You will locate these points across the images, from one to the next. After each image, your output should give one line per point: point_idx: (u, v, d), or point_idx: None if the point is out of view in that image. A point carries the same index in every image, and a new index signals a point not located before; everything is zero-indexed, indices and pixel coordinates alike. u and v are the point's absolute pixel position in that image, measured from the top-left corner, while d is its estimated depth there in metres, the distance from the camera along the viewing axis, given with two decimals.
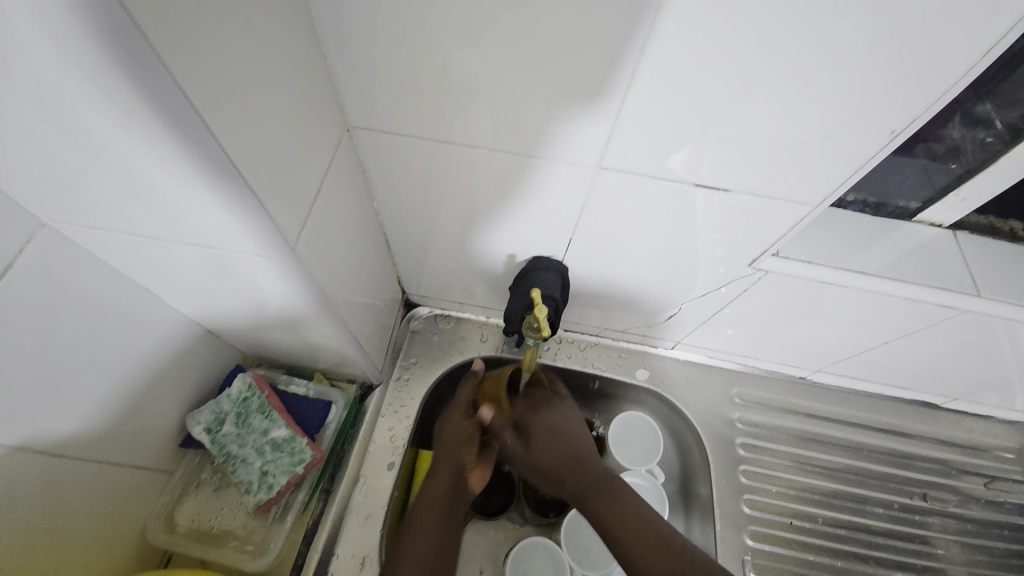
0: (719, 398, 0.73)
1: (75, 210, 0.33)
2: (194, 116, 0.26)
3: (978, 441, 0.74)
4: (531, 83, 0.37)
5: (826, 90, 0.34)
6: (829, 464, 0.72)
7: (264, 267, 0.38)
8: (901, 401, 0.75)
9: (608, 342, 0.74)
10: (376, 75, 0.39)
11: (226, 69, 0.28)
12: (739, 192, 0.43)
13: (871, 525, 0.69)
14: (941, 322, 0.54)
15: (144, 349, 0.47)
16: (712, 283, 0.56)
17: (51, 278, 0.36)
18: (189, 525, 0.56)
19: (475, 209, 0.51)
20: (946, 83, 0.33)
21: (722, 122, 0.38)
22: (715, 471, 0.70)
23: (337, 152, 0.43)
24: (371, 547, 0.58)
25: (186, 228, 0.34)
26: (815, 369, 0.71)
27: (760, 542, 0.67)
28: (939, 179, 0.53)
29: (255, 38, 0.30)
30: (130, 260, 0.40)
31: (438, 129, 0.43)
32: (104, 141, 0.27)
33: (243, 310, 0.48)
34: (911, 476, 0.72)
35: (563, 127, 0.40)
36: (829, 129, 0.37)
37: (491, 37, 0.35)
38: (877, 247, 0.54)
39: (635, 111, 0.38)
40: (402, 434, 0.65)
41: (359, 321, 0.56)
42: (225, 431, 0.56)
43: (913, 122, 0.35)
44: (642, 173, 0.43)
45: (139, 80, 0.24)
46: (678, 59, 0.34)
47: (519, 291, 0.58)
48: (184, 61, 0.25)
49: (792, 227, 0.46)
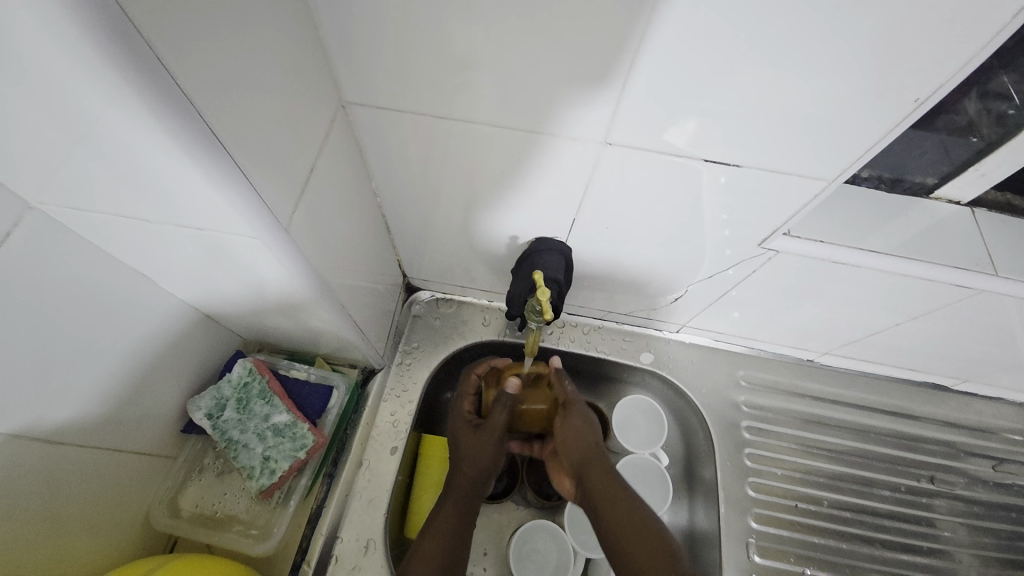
0: (725, 381, 0.73)
1: (61, 191, 0.32)
2: (175, 88, 0.25)
3: (986, 424, 0.73)
4: (532, 55, 0.35)
5: (846, 59, 0.32)
6: (835, 446, 0.72)
7: (259, 251, 0.37)
8: (909, 383, 0.74)
9: (613, 326, 0.73)
10: (370, 47, 0.37)
11: (209, 36, 0.26)
12: (750, 168, 0.42)
13: (876, 508, 0.69)
14: (955, 303, 0.53)
15: (141, 335, 0.46)
16: (719, 265, 0.55)
17: (41, 263, 0.36)
18: (192, 510, 0.56)
19: (476, 189, 0.50)
20: (976, 48, 0.31)
21: (734, 94, 0.36)
22: (720, 454, 0.69)
23: (332, 130, 0.42)
24: (375, 531, 0.58)
25: (176, 210, 0.33)
26: (823, 351, 0.70)
27: (765, 525, 0.66)
28: (958, 153, 0.51)
29: (243, 7, 0.28)
30: (123, 244, 0.39)
31: (437, 104, 0.41)
32: (82, 117, 0.25)
33: (241, 295, 0.47)
34: (918, 459, 0.72)
35: (567, 102, 0.38)
36: (848, 101, 0.35)
37: (492, 4, 0.33)
38: (891, 225, 0.52)
39: (644, 84, 0.36)
40: (404, 419, 0.65)
41: (359, 305, 0.56)
42: (226, 416, 0.56)
43: (938, 90, 0.33)
44: (647, 150, 0.42)
45: (122, 55, 0.22)
46: (690, 28, 0.32)
47: (521, 274, 0.57)
48: (160, 25, 0.23)
49: (804, 205, 0.44)
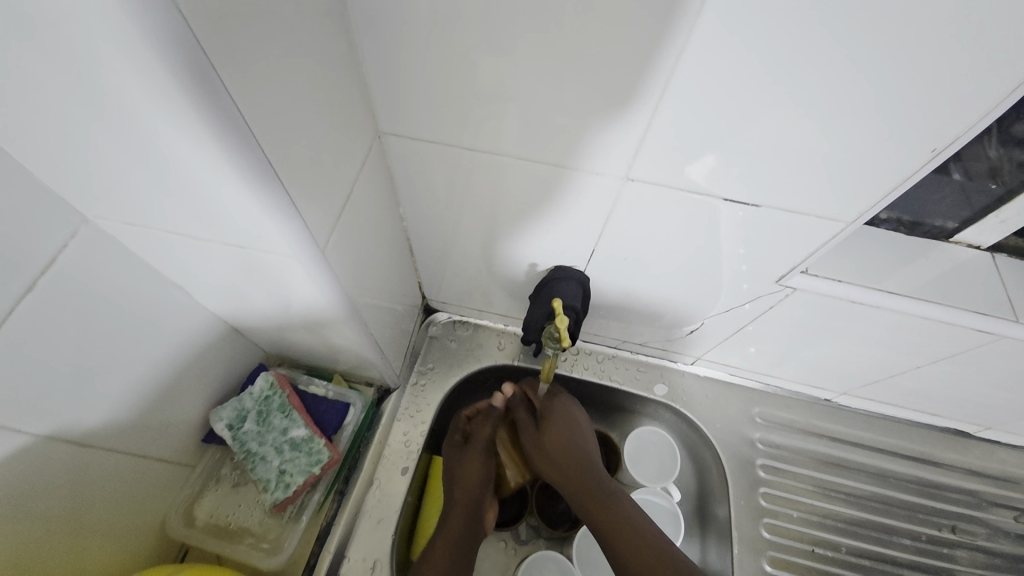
0: (740, 417, 0.72)
1: (117, 207, 0.34)
2: (239, 119, 0.27)
3: (1011, 473, 0.71)
4: (560, 95, 0.38)
5: (863, 106, 0.34)
6: (853, 490, 0.70)
7: (293, 269, 0.39)
8: (930, 427, 0.72)
9: (627, 355, 0.73)
10: (410, 84, 0.40)
11: (268, 77, 0.28)
12: (768, 207, 0.43)
13: (897, 557, 0.67)
14: (976, 348, 0.52)
15: (173, 344, 0.48)
16: (736, 299, 0.55)
17: (91, 273, 0.38)
18: (207, 520, 0.57)
19: (499, 216, 0.51)
20: (990, 101, 0.32)
21: (756, 135, 0.37)
22: (733, 491, 0.68)
23: (367, 158, 0.44)
24: (382, 552, 0.58)
25: (223, 229, 0.35)
26: (842, 391, 0.69)
27: (780, 568, 0.64)
28: (978, 199, 0.51)
29: (298, 44, 0.31)
30: (167, 258, 0.41)
31: (466, 137, 0.43)
32: (149, 141, 0.27)
33: (270, 310, 0.49)
34: (939, 508, 0.69)
35: (592, 139, 0.40)
36: (865, 145, 0.36)
37: (525, 45, 0.35)
38: (911, 266, 0.52)
39: (664, 124, 0.38)
40: (417, 439, 0.65)
41: (381, 324, 0.57)
42: (246, 428, 0.57)
43: (955, 140, 0.34)
44: (669, 186, 0.43)
45: (197, 93, 0.25)
46: (710, 73, 0.34)
47: (539, 300, 0.58)
48: (232, 67, 0.26)
49: (823, 244, 0.45)
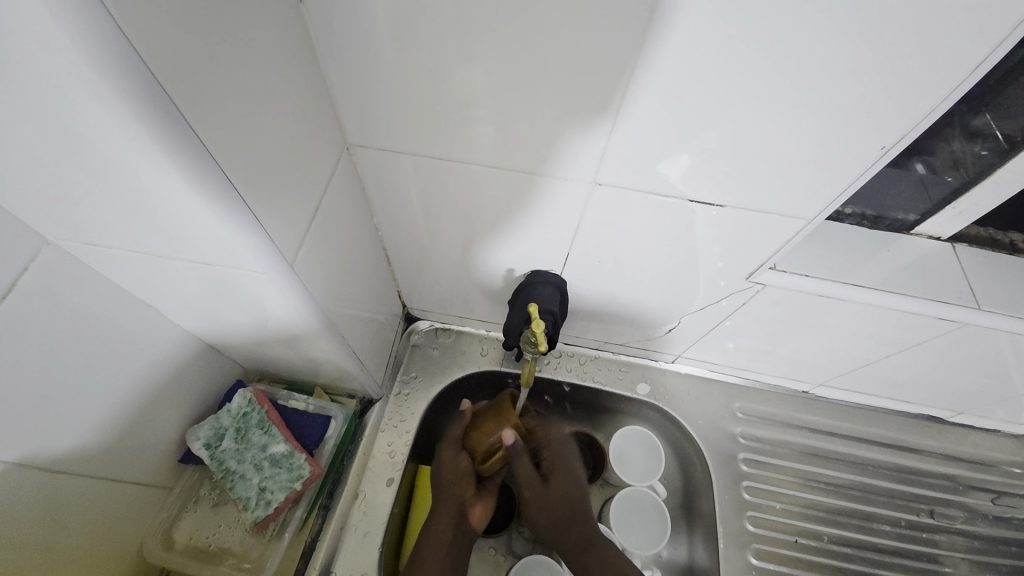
0: (721, 412, 0.73)
1: (79, 229, 0.34)
2: (197, 141, 0.27)
3: (984, 455, 0.73)
4: (527, 103, 0.38)
5: (816, 106, 0.35)
6: (834, 480, 0.71)
7: (265, 284, 0.38)
8: (905, 414, 0.74)
9: (609, 356, 0.74)
10: (373, 92, 0.40)
11: (228, 96, 0.28)
12: (734, 207, 0.44)
13: (878, 543, 0.68)
14: (942, 335, 0.54)
15: (146, 365, 0.48)
16: (711, 297, 0.56)
17: (55, 295, 0.37)
18: (186, 542, 0.56)
19: (474, 224, 0.52)
20: (940, 95, 0.33)
21: (717, 134, 0.38)
22: (718, 487, 0.69)
23: (337, 170, 0.44)
24: (370, 566, 0.57)
25: (189, 247, 0.34)
26: (818, 382, 0.70)
27: (765, 560, 0.65)
28: (936, 192, 0.53)
29: (256, 58, 0.31)
30: (133, 277, 0.40)
31: (435, 146, 0.43)
32: (103, 161, 0.27)
33: (244, 326, 0.48)
34: (918, 493, 0.71)
35: (559, 145, 0.41)
36: (822, 144, 0.37)
37: (487, 54, 0.35)
38: (876, 259, 0.54)
39: (628, 128, 0.38)
40: (401, 450, 0.65)
41: (359, 336, 0.57)
42: (224, 446, 0.56)
43: (903, 137, 0.36)
44: (637, 189, 0.44)
45: (153, 118, 0.25)
46: (669, 76, 0.34)
47: (517, 306, 0.58)
48: (190, 93, 0.26)
49: (787, 241, 0.46)
